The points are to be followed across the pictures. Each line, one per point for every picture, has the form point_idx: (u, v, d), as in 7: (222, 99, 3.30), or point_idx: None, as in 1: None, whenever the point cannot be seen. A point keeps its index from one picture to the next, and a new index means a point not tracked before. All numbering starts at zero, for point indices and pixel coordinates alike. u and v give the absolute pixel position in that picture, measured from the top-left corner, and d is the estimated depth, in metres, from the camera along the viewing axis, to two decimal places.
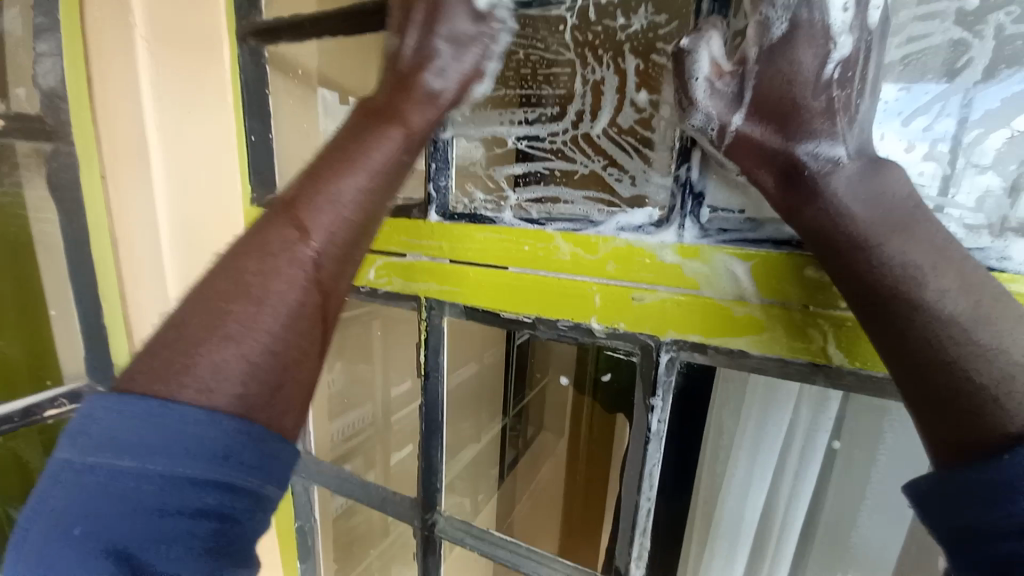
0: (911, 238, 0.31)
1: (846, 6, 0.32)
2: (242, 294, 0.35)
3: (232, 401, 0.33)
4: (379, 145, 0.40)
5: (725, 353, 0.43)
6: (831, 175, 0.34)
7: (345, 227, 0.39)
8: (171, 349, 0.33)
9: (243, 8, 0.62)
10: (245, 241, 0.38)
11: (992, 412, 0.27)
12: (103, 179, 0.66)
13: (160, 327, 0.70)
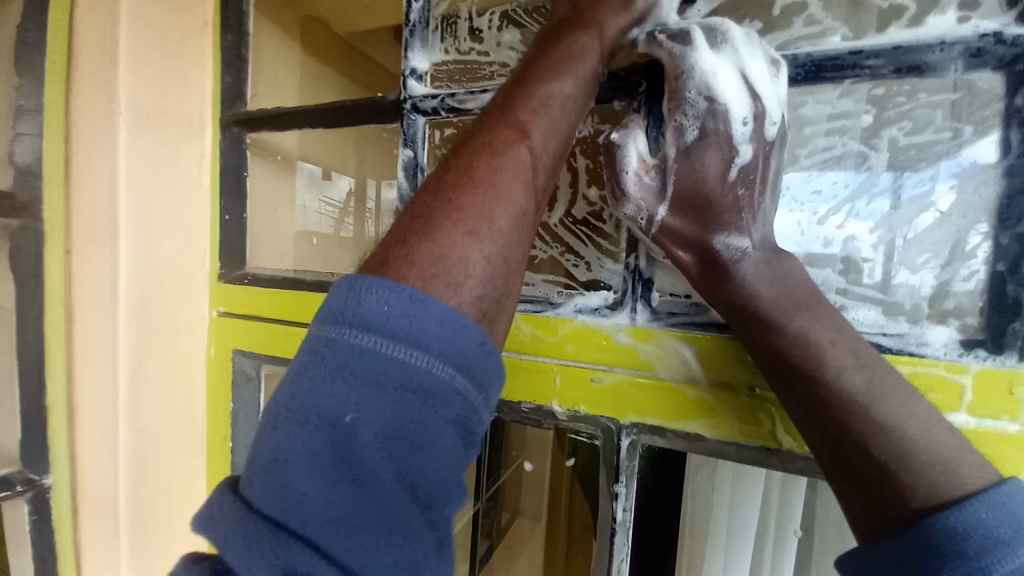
0: (813, 319, 0.35)
1: (745, 120, 0.37)
2: (466, 178, 0.34)
3: (472, 294, 0.32)
4: (574, 55, 0.39)
5: (684, 437, 0.44)
6: (740, 262, 0.37)
7: (564, 118, 0.38)
8: (396, 237, 0.33)
9: (228, 102, 0.69)
10: (456, 155, 0.36)
11: (896, 484, 0.29)
12: (67, 256, 0.63)
13: (106, 417, 0.64)
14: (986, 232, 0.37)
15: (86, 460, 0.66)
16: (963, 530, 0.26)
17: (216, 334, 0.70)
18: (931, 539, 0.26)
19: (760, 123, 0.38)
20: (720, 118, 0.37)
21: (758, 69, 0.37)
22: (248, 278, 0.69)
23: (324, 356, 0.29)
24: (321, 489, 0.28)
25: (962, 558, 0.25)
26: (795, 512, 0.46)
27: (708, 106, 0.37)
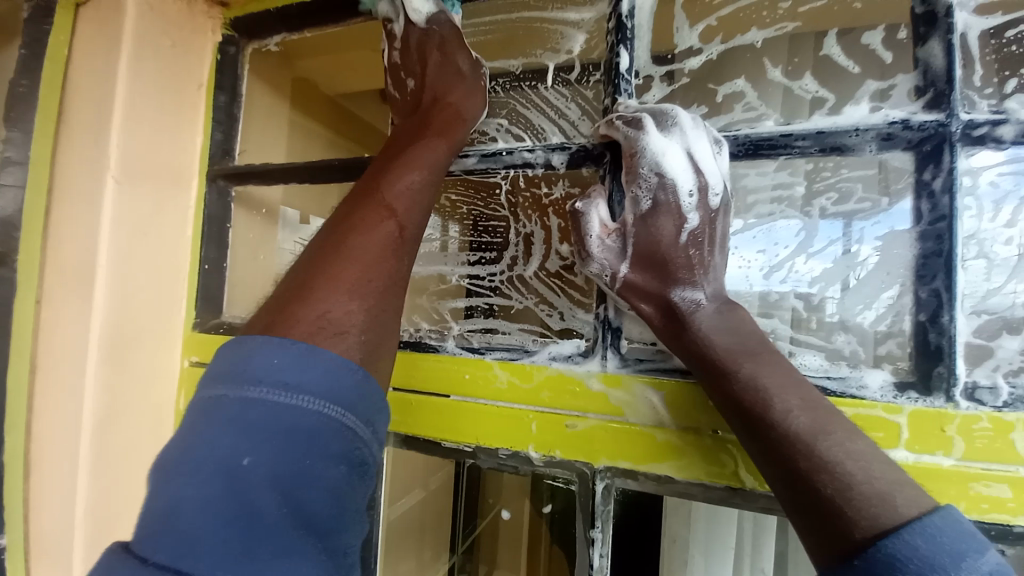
0: (762, 363, 0.38)
1: (691, 193, 0.43)
2: (336, 249, 0.42)
3: (350, 341, 0.38)
4: (429, 146, 0.49)
5: (654, 479, 0.46)
6: (696, 313, 0.42)
7: (426, 195, 0.47)
8: (276, 306, 0.39)
9: (217, 157, 0.72)
10: (329, 232, 0.43)
11: (843, 517, 0.31)
12: (37, 304, 0.63)
13: (64, 477, 0.61)
14: (908, 287, 0.42)
15: (37, 522, 0.62)
16: (905, 559, 0.28)
17: (187, 384, 0.70)
18: (874, 570, 0.29)
19: (705, 193, 0.43)
20: (671, 191, 0.43)
21: (703, 148, 0.43)
22: (226, 326, 0.70)
23: (196, 414, 0.34)
24: (217, 537, 0.30)
25: None
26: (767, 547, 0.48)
27: (659, 180, 0.44)
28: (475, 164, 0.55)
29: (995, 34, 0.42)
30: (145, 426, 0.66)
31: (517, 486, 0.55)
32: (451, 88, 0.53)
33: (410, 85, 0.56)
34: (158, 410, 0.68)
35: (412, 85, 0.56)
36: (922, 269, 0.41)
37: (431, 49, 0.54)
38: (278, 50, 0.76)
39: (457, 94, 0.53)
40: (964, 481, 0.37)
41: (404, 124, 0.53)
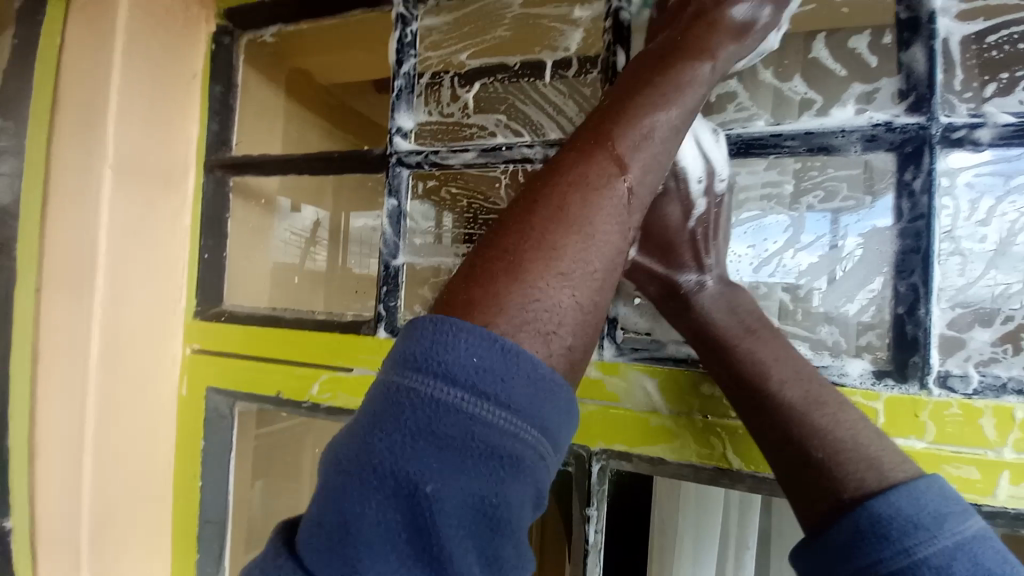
0: (758, 340, 0.41)
1: (700, 180, 0.46)
2: (578, 214, 0.33)
3: (561, 343, 0.32)
4: (686, 83, 0.38)
5: (648, 461, 0.48)
6: (700, 293, 0.45)
7: (662, 159, 0.37)
8: (471, 273, 0.33)
9: (214, 147, 0.72)
10: (548, 180, 0.35)
11: (832, 479, 0.34)
12: (36, 293, 0.63)
13: (69, 463, 0.62)
14: (887, 281, 0.44)
15: (44, 507, 0.63)
16: (887, 516, 0.30)
17: (189, 370, 0.70)
18: (860, 525, 0.30)
19: (710, 179, 0.47)
20: (682, 179, 0.46)
21: (710, 138, 0.46)
22: (226, 316, 0.70)
23: (379, 402, 0.29)
24: (389, 551, 0.27)
25: (887, 540, 0.29)
26: (752, 525, 0.51)
27: (673, 170, 0.45)
28: (475, 158, 0.56)
29: (977, 39, 0.44)
30: (148, 414, 0.67)
31: None
32: (712, 2, 0.42)
33: (671, 3, 0.45)
34: (160, 397, 0.68)
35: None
36: (902, 264, 0.43)
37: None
38: (273, 42, 0.75)
39: (719, 12, 0.42)
40: (936, 462, 0.41)
41: (661, 41, 0.42)
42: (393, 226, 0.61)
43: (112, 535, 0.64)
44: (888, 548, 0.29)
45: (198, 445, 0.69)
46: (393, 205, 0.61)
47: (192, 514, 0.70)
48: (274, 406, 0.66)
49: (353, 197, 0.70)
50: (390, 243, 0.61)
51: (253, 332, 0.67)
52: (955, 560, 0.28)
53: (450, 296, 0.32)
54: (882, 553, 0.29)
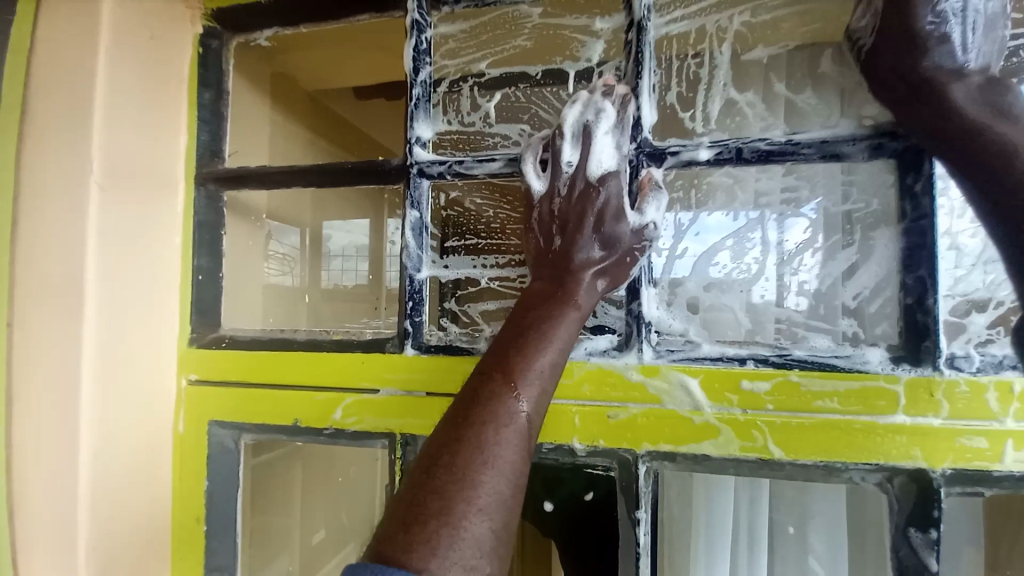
0: (1009, 123, 0.42)
1: None
2: (481, 452, 0.40)
3: (482, 571, 0.37)
4: (563, 323, 0.47)
5: (692, 458, 0.50)
6: (952, 85, 0.43)
7: (546, 386, 0.45)
8: (403, 522, 0.38)
9: (206, 159, 0.67)
10: (453, 422, 0.42)
11: None
12: (9, 325, 0.56)
13: (56, 517, 0.56)
14: (898, 274, 0.49)
15: (25, 568, 0.56)
16: None
17: (187, 404, 0.65)
18: None
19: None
20: None
21: None
22: (227, 341, 0.65)
23: None
24: None
25: None
26: (761, 506, 0.55)
27: None
28: (501, 167, 0.57)
29: None
30: (144, 453, 0.61)
31: (536, 478, 0.55)
32: (583, 236, 0.50)
33: (555, 241, 0.52)
34: (155, 433, 0.62)
35: (558, 240, 0.52)
36: (913, 259, 0.47)
37: (588, 214, 0.50)
38: (266, 46, 0.72)
39: (593, 245, 0.50)
40: (950, 436, 0.45)
41: (546, 280, 0.51)
42: (417, 239, 0.59)
43: None
44: None
45: (201, 482, 0.64)
46: (414, 218, 0.59)
47: (197, 556, 0.64)
48: (291, 434, 0.62)
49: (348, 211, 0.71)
50: (414, 257, 0.59)
51: (259, 355, 0.63)
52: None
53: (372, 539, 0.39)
54: None
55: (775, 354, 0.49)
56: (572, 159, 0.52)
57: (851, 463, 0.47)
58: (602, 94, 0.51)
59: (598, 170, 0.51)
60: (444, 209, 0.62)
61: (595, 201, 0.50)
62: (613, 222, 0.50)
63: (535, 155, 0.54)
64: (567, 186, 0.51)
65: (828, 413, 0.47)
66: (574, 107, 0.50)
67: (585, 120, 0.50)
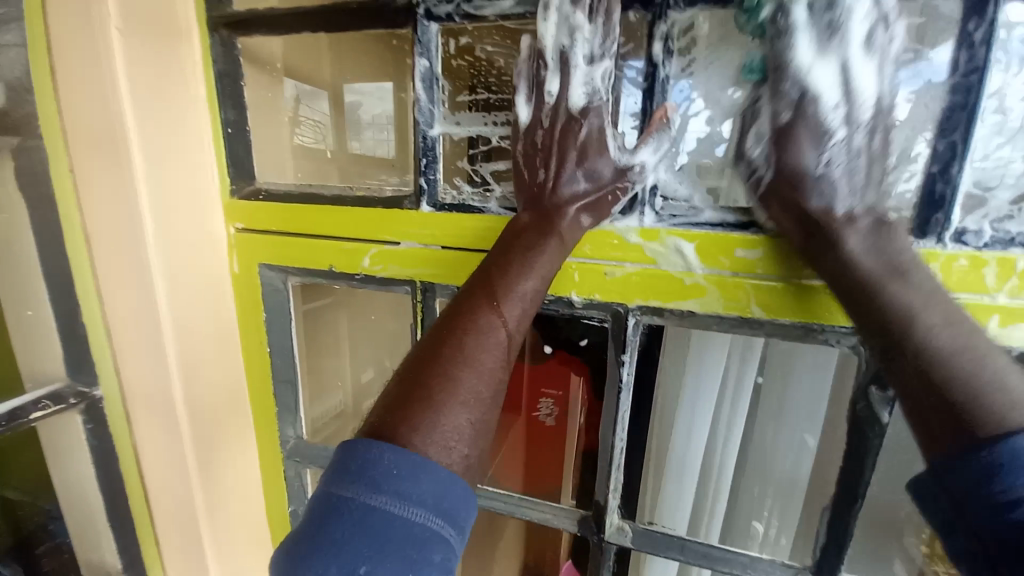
0: (907, 281, 0.42)
1: (836, 107, 0.44)
2: (462, 355, 0.45)
3: (462, 452, 0.43)
4: (548, 252, 0.51)
5: (678, 314, 0.55)
6: (846, 233, 0.45)
7: (530, 308, 0.50)
8: (392, 408, 0.43)
9: (214, 1, 0.65)
10: (443, 324, 0.48)
11: (969, 415, 0.36)
12: (71, 172, 0.63)
13: (145, 334, 0.68)
14: (930, 140, 0.46)
15: (131, 372, 0.70)
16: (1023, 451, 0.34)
17: (238, 247, 0.74)
18: (995, 461, 0.34)
19: (853, 106, 0.44)
20: (782, 100, 0.46)
21: (826, 75, 0.44)
22: (264, 193, 0.71)
23: (324, 505, 0.39)
24: None
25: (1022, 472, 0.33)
26: (752, 360, 0.63)
27: (802, 97, 0.45)
28: (512, 7, 0.53)
29: None
30: (209, 290, 0.72)
31: (548, 322, 0.65)
32: (568, 168, 0.53)
33: (539, 175, 0.54)
34: (216, 271, 0.73)
35: (543, 174, 0.54)
36: (947, 122, 0.44)
37: (571, 147, 0.52)
38: None
39: (577, 177, 0.53)
40: None
41: (535, 214, 0.53)
42: (427, 92, 0.58)
43: (199, 392, 0.72)
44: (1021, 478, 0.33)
45: (258, 313, 0.76)
46: (424, 66, 0.57)
47: (265, 372, 0.79)
48: (328, 278, 0.71)
49: (358, 60, 0.72)
50: (425, 111, 0.59)
51: (292, 208, 0.69)
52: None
53: (365, 421, 0.44)
54: (1015, 482, 0.33)
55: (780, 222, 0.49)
56: (553, 89, 0.52)
57: (829, 326, 0.50)
58: (575, 4, 0.49)
59: (579, 101, 0.52)
60: (455, 58, 0.60)
61: (576, 134, 0.52)
62: (594, 157, 0.52)
63: (526, 84, 0.54)
64: (551, 117, 0.53)
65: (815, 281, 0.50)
66: (549, 28, 0.50)
67: (562, 45, 0.50)
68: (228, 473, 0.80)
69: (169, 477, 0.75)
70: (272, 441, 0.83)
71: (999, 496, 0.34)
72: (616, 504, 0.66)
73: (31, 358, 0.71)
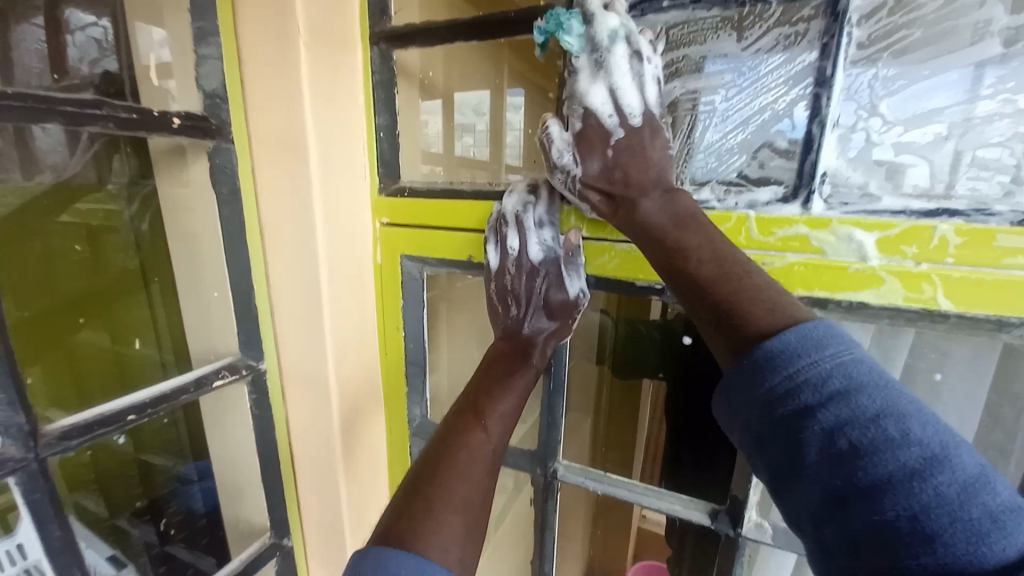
0: (683, 231, 0.51)
1: (609, 113, 0.55)
2: (455, 463, 0.49)
3: (459, 557, 0.43)
4: (518, 379, 0.62)
5: (846, 307, 0.52)
6: (641, 201, 0.55)
7: (510, 425, 0.57)
8: (399, 518, 0.44)
9: (376, 17, 0.73)
10: (437, 443, 0.52)
11: (742, 321, 0.44)
12: (253, 173, 0.73)
13: (304, 318, 0.76)
14: None
15: (290, 349, 0.79)
16: (780, 350, 0.41)
17: (382, 241, 0.81)
18: (783, 374, 0.40)
19: (623, 115, 0.54)
20: (592, 117, 0.55)
21: (623, 80, 0.54)
22: (408, 191, 0.76)
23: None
24: None
25: (811, 387, 0.38)
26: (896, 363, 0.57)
27: (585, 111, 0.56)
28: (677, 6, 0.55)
29: None
30: (359, 278, 0.79)
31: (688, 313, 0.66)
32: (530, 315, 0.67)
33: (511, 313, 0.67)
34: (364, 261, 0.80)
35: (513, 309, 0.67)
36: None
37: (536, 284, 0.66)
38: None
39: (540, 318, 0.66)
40: None
41: (507, 348, 0.65)
42: None
43: (348, 371, 0.80)
44: (806, 391, 0.38)
45: (398, 300, 0.83)
46: (577, 67, 0.60)
47: (399, 356, 0.86)
48: (464, 268, 0.76)
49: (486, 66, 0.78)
50: None
51: (433, 204, 0.75)
52: (860, 368, 0.38)
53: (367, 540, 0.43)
54: (801, 393, 0.39)
55: (972, 207, 0.47)
56: (515, 246, 0.65)
57: None
58: (529, 190, 0.66)
59: (537, 253, 0.65)
60: None
61: (537, 279, 0.65)
62: (554, 295, 0.66)
63: (493, 240, 0.66)
64: (516, 265, 0.66)
65: (1019, 271, 0.46)
66: (509, 201, 0.64)
67: (517, 211, 0.64)
68: (362, 449, 0.87)
69: (315, 448, 0.83)
70: (400, 420, 0.90)
71: (788, 400, 0.39)
72: (755, 499, 0.65)
73: (213, 334, 0.81)
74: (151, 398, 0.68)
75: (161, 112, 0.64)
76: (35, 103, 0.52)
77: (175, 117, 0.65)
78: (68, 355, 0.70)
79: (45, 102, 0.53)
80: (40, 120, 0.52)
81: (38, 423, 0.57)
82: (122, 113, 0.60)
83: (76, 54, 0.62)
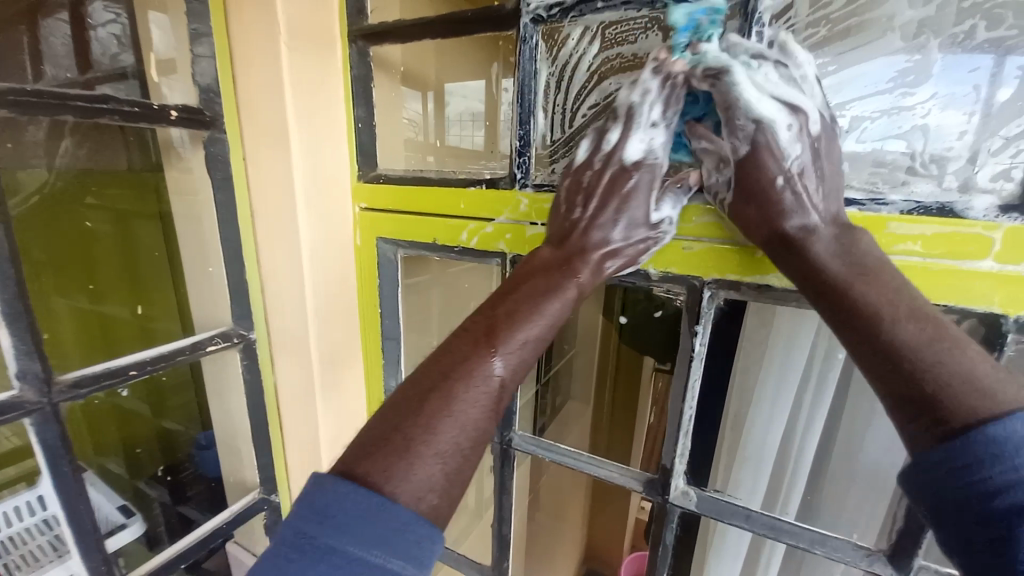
0: (872, 280, 0.45)
1: (790, 127, 0.49)
2: (450, 398, 0.49)
3: (430, 502, 0.45)
4: (557, 301, 0.56)
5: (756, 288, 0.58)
6: (810, 242, 0.49)
7: (528, 357, 0.54)
8: (367, 449, 0.46)
9: (353, 17, 0.79)
10: (425, 369, 0.51)
11: (943, 403, 0.39)
12: (245, 160, 0.81)
13: (290, 292, 0.84)
14: None
15: (277, 320, 0.87)
16: (1004, 437, 0.36)
17: (361, 224, 0.88)
18: (977, 453, 0.36)
19: (785, 125, 0.49)
20: (739, 136, 0.51)
21: (785, 87, 0.49)
22: (383, 177, 0.84)
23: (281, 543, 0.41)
24: None
25: (1002, 459, 0.35)
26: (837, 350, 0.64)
27: (756, 126, 0.50)
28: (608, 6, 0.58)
29: None
30: (339, 257, 0.87)
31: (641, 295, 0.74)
32: (592, 235, 0.58)
33: (574, 211, 0.60)
34: (343, 242, 0.87)
35: (579, 212, 0.60)
36: None
37: (616, 195, 0.57)
38: None
39: (614, 227, 0.58)
40: None
41: (552, 256, 0.59)
42: (523, 87, 0.66)
43: (330, 341, 0.88)
44: (999, 467, 0.35)
45: (375, 280, 0.90)
46: (524, 65, 0.65)
47: (377, 331, 0.93)
48: (431, 250, 0.83)
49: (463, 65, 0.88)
50: (523, 104, 0.66)
51: (403, 190, 0.82)
52: None
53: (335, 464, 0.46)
54: (997, 471, 0.35)
55: (867, 197, 0.50)
56: (612, 139, 0.57)
57: None
58: (654, 70, 0.54)
59: (634, 155, 0.57)
60: (553, 52, 0.67)
61: (625, 184, 0.57)
62: (634, 207, 0.57)
63: (591, 135, 0.59)
64: (601, 164, 0.58)
65: (906, 256, 0.49)
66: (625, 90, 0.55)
67: (631, 100, 0.55)
68: (343, 414, 0.95)
69: (301, 411, 0.91)
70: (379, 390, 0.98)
71: (982, 486, 0.36)
72: (682, 468, 0.70)
73: (211, 306, 0.91)
74: (152, 358, 0.77)
75: (160, 106, 0.71)
76: (51, 98, 0.60)
77: (171, 108, 0.73)
78: (97, 322, 0.89)
79: (60, 97, 0.61)
80: (55, 113, 0.61)
81: (53, 373, 0.66)
82: (127, 107, 0.68)
83: (99, 48, 0.73)
